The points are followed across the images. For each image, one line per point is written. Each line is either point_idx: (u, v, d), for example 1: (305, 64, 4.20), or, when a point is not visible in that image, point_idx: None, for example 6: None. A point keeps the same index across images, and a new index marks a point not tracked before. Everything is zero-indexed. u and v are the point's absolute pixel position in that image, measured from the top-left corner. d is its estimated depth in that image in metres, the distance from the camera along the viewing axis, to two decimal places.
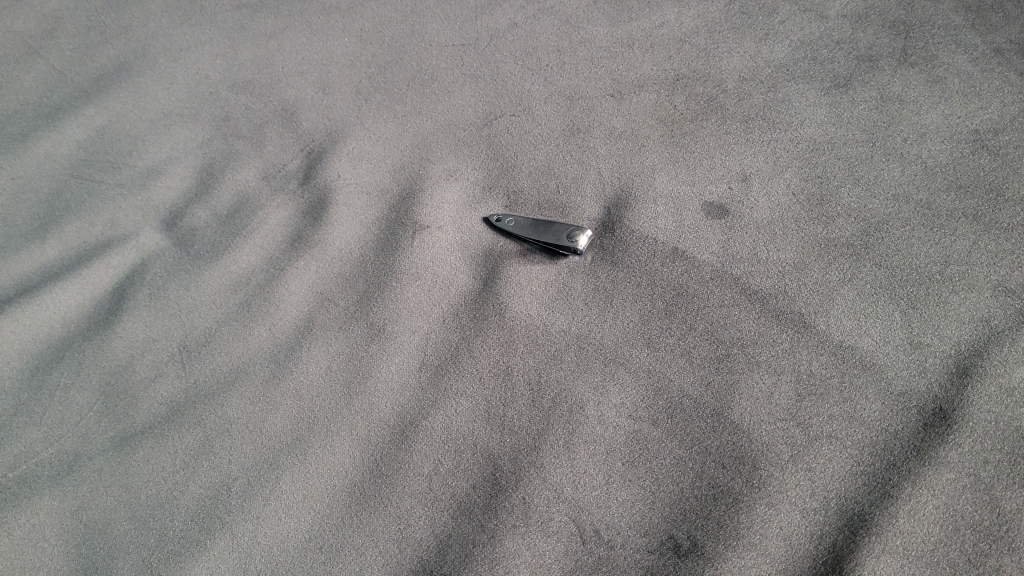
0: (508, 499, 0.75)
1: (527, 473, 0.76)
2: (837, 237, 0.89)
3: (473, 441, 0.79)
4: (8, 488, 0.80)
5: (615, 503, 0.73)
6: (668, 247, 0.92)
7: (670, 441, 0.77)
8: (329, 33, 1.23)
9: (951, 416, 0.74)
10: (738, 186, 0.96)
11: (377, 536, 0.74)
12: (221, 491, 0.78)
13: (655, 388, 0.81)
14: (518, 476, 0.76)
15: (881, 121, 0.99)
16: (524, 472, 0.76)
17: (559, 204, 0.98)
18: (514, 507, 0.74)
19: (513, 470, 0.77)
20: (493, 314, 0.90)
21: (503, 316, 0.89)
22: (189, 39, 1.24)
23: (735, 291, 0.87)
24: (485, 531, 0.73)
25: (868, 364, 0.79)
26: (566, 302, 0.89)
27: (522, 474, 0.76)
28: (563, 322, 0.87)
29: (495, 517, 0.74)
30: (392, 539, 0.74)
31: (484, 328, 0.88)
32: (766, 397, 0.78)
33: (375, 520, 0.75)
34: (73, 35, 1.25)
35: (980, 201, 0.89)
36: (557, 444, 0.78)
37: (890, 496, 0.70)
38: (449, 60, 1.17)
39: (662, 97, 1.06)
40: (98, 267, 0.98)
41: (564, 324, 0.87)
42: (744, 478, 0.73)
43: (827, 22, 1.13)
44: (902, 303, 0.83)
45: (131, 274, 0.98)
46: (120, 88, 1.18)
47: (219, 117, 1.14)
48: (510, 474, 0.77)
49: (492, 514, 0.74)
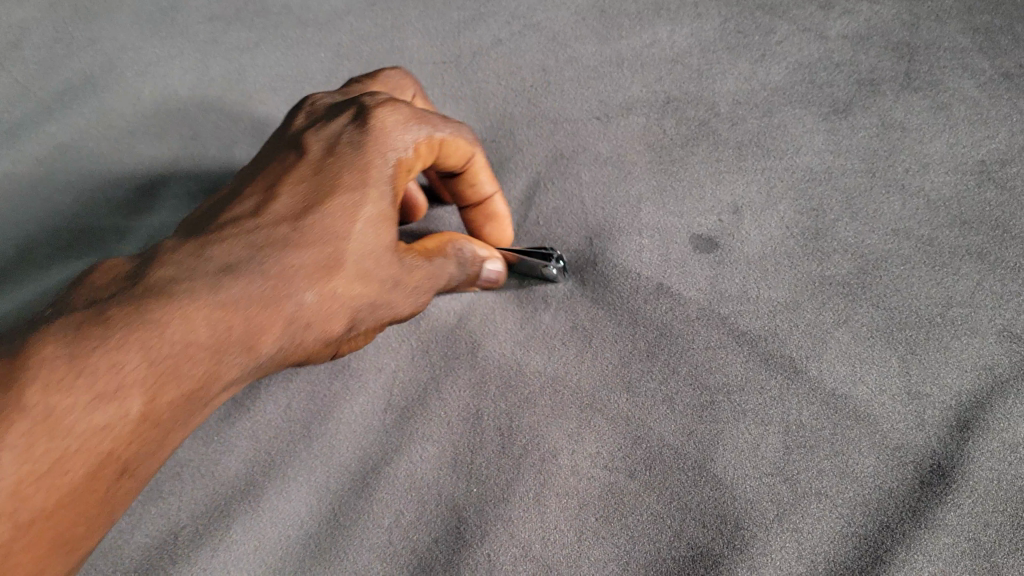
0: (371, 254, 0.70)
1: (400, 284, 0.74)
2: (831, 275, 0.84)
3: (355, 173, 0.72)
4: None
5: (587, 563, 0.70)
6: (653, 282, 0.87)
7: (647, 496, 0.73)
8: (303, 48, 1.17)
9: (949, 475, 0.71)
10: (729, 218, 0.90)
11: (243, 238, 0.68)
12: (168, 540, 0.74)
13: (633, 437, 0.76)
14: (390, 249, 0.72)
15: (881, 150, 0.94)
16: (390, 264, 0.72)
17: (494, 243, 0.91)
18: (364, 319, 0.73)
19: (397, 262, 0.73)
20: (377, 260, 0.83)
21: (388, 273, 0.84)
22: (158, 52, 1.15)
23: (722, 332, 0.82)
24: (326, 309, 0.68)
25: (862, 416, 0.75)
26: (479, 278, 0.85)
27: (389, 258, 0.72)
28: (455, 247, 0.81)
29: (370, 250, 0.70)
30: (247, 240, 0.67)
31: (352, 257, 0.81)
32: (752, 449, 0.74)
33: (205, 251, 0.66)
34: (38, 46, 1.13)
35: (984, 239, 0.85)
36: (441, 268, 0.79)
37: (883, 562, 0.67)
38: (429, 79, 1.10)
39: (652, 121, 1.01)
40: (37, 283, 0.88)
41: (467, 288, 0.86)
42: (726, 539, 0.69)
43: (826, 43, 1.07)
44: (900, 349, 0.78)
45: (71, 288, 0.88)
46: (82, 100, 1.08)
47: (187, 135, 1.06)
48: (382, 237, 0.71)
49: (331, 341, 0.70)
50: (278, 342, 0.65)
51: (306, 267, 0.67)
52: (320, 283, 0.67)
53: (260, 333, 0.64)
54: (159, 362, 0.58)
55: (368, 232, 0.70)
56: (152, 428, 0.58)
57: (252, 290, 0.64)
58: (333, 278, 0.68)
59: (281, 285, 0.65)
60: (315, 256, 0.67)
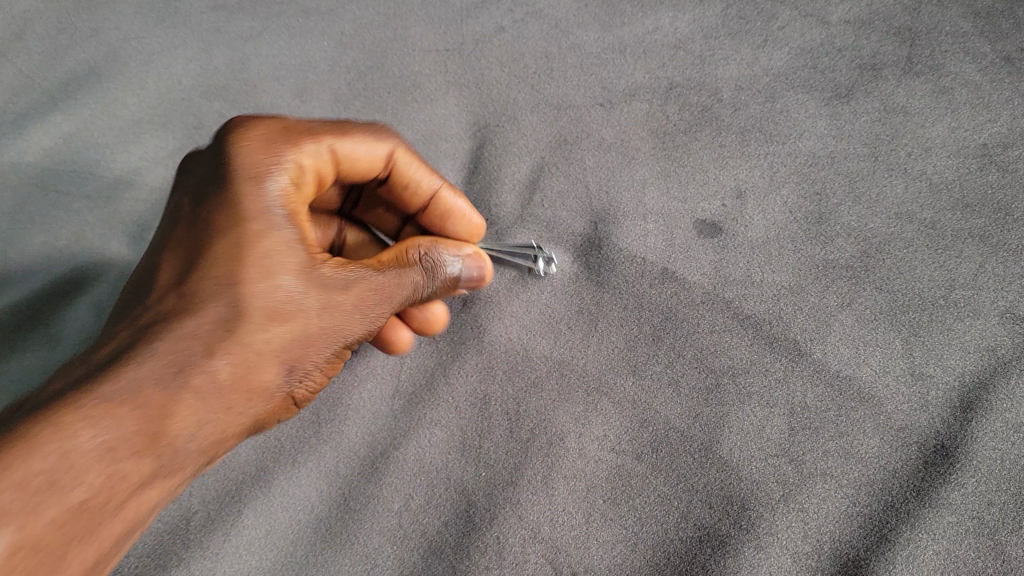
0: (271, 282, 0.65)
1: (328, 311, 0.69)
2: (835, 259, 0.85)
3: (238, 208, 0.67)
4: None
5: (596, 544, 0.71)
6: (657, 267, 0.87)
7: (654, 478, 0.74)
8: (307, 37, 1.14)
9: (953, 454, 0.71)
10: (732, 203, 0.91)
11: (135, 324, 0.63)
12: (179, 524, 0.74)
13: (640, 420, 0.77)
14: (297, 275, 0.67)
15: (884, 134, 0.94)
16: (301, 289, 0.67)
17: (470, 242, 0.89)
18: (291, 359, 0.67)
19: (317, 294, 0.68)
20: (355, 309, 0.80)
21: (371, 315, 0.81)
22: (161, 41, 1.14)
23: (727, 316, 0.82)
24: (236, 358, 0.62)
25: (866, 397, 0.75)
26: (437, 269, 0.77)
27: (295, 284, 0.67)
28: (421, 251, 0.78)
29: (268, 282, 0.65)
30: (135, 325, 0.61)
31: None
32: (757, 431, 0.75)
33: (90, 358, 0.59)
34: (43, 37, 1.13)
35: (986, 221, 0.86)
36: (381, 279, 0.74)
37: (887, 540, 0.68)
38: (432, 67, 1.09)
39: (654, 107, 1.01)
40: (48, 276, 0.93)
41: (438, 290, 0.78)
42: (732, 520, 0.71)
43: (828, 28, 1.07)
44: (903, 331, 0.79)
45: (84, 283, 0.93)
46: (88, 91, 1.08)
47: (192, 124, 1.06)
48: (279, 263, 0.66)
49: (256, 393, 0.64)
50: (189, 420, 0.59)
51: (200, 317, 0.61)
52: (220, 331, 0.62)
53: (168, 407, 0.57)
54: (33, 482, 0.50)
55: (257, 260, 0.65)
56: (36, 555, 0.50)
57: (145, 361, 0.57)
58: (232, 323, 0.62)
59: (176, 347, 0.59)
60: (219, 316, 0.62)
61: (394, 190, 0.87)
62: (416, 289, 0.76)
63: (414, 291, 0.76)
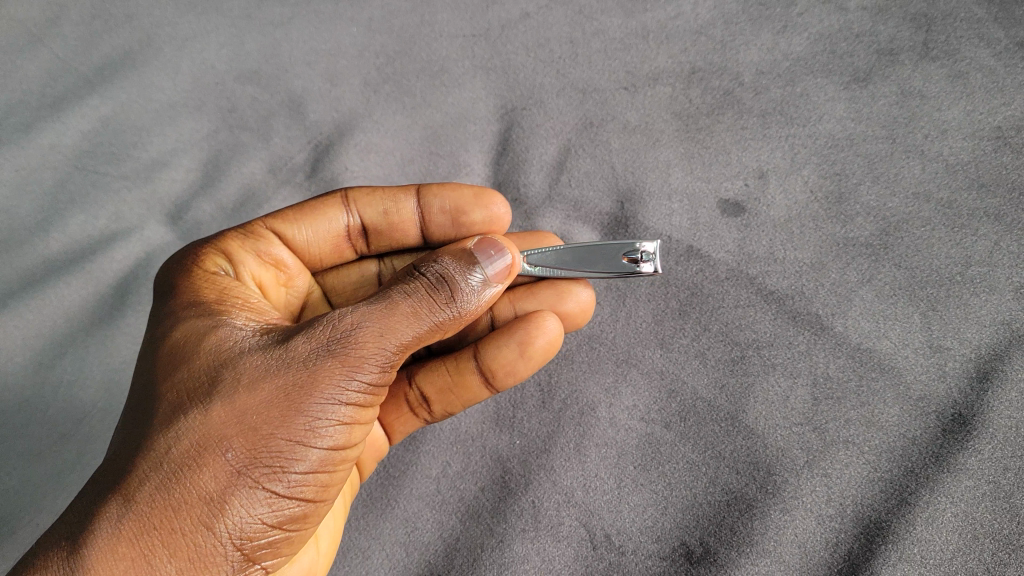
0: (212, 370, 0.62)
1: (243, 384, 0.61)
2: (856, 237, 0.88)
3: (163, 310, 0.69)
4: (26, 502, 0.81)
5: (627, 508, 0.74)
6: (683, 246, 0.91)
7: (682, 445, 0.77)
8: (336, 23, 1.15)
9: (970, 423, 0.74)
10: (754, 182, 0.94)
11: (120, 436, 0.62)
12: None
13: (668, 390, 0.80)
14: (244, 354, 0.63)
15: (902, 116, 0.96)
16: (255, 359, 0.62)
17: (578, 283, 0.80)
18: (273, 449, 0.59)
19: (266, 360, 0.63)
20: (445, 389, 0.77)
21: (465, 392, 0.77)
22: (194, 27, 1.15)
23: (752, 291, 0.85)
24: (211, 466, 0.58)
25: (886, 367, 0.78)
26: (443, 278, 0.65)
27: (248, 356, 0.62)
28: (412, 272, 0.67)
29: (209, 371, 0.62)
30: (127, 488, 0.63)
31: (409, 403, 0.78)
32: (782, 400, 0.78)
33: None
34: (78, 23, 1.13)
35: (1001, 201, 0.87)
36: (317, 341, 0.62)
37: (908, 504, 0.71)
38: (459, 52, 1.12)
39: (677, 91, 1.04)
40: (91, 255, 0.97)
41: (459, 303, 0.65)
42: (759, 484, 0.74)
43: (845, 14, 1.06)
44: (921, 306, 0.82)
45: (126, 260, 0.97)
46: (123, 74, 1.10)
47: (225, 108, 1.09)
48: (214, 349, 0.63)
49: (256, 500, 0.59)
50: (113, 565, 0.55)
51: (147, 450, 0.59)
52: (175, 447, 0.59)
53: (144, 553, 0.56)
54: None
55: (195, 356, 0.63)
56: None
57: (106, 521, 0.56)
58: (193, 426, 0.59)
59: (130, 494, 0.57)
60: None
61: (383, 235, 0.88)
62: (421, 314, 0.64)
63: (414, 320, 0.64)
